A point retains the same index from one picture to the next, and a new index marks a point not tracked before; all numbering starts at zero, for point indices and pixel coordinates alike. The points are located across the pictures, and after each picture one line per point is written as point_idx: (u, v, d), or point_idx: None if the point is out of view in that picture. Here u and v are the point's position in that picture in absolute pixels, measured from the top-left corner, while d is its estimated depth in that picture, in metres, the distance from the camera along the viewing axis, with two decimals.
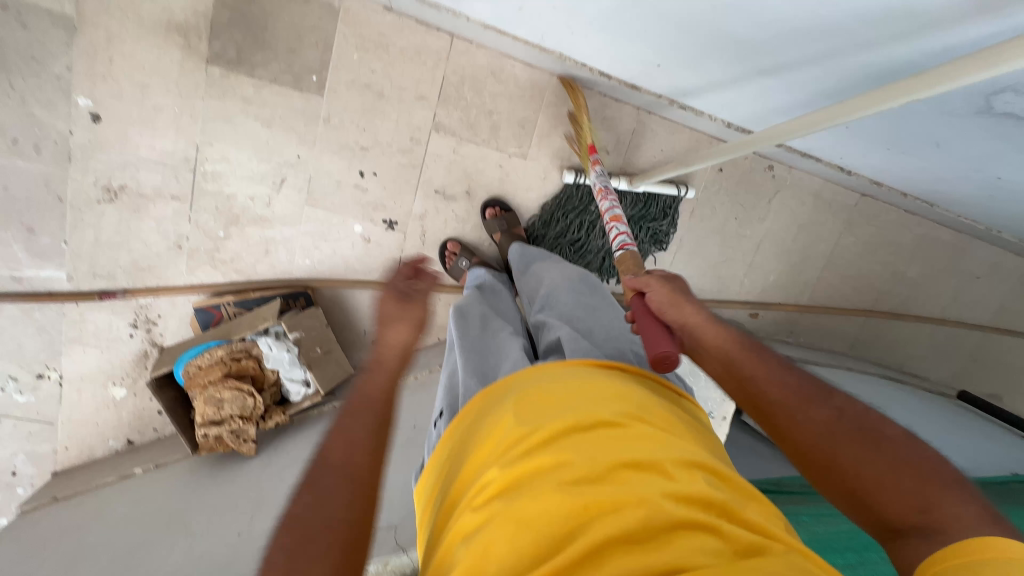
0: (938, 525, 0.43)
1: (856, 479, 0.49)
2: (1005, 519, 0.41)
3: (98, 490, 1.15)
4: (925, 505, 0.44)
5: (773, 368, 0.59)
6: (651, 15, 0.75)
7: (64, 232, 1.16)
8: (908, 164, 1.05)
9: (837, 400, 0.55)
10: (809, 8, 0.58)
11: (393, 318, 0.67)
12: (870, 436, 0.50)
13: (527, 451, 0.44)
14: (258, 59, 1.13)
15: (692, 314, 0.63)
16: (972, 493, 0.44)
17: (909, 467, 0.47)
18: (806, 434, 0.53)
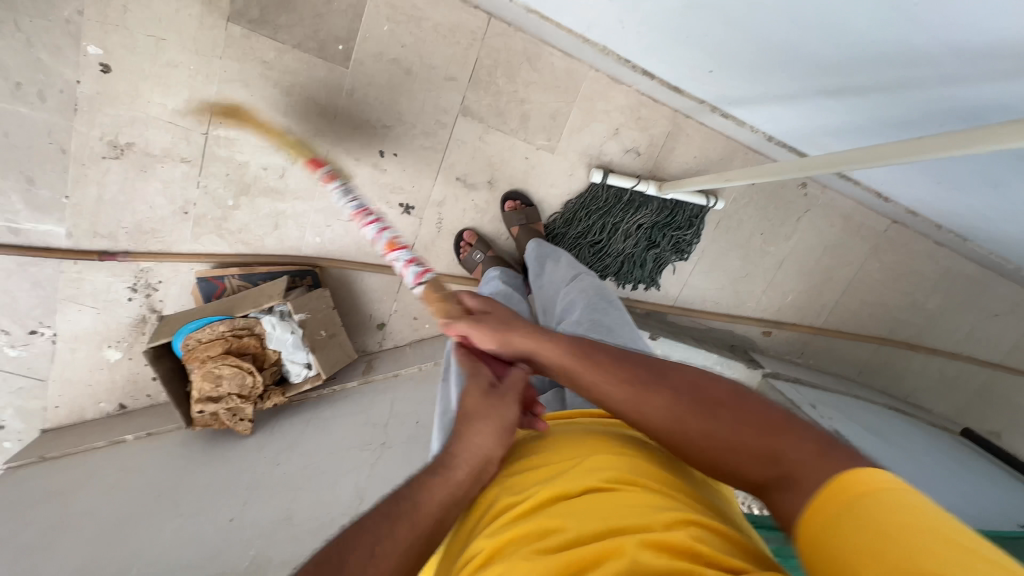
0: (788, 474, 0.41)
1: (711, 451, 0.47)
2: (839, 443, 0.41)
3: (87, 454, 1.12)
4: (771, 455, 0.43)
5: (603, 363, 0.56)
6: (717, 21, 0.69)
7: (66, 186, 1.11)
8: (956, 199, 1.00)
9: (669, 376, 0.52)
10: (903, 33, 0.53)
11: (477, 416, 0.53)
12: (709, 403, 0.48)
13: (512, 518, 0.45)
14: (283, 21, 1.06)
15: (521, 343, 0.61)
16: (803, 422, 0.44)
17: (748, 423, 0.45)
18: (654, 423, 0.51)
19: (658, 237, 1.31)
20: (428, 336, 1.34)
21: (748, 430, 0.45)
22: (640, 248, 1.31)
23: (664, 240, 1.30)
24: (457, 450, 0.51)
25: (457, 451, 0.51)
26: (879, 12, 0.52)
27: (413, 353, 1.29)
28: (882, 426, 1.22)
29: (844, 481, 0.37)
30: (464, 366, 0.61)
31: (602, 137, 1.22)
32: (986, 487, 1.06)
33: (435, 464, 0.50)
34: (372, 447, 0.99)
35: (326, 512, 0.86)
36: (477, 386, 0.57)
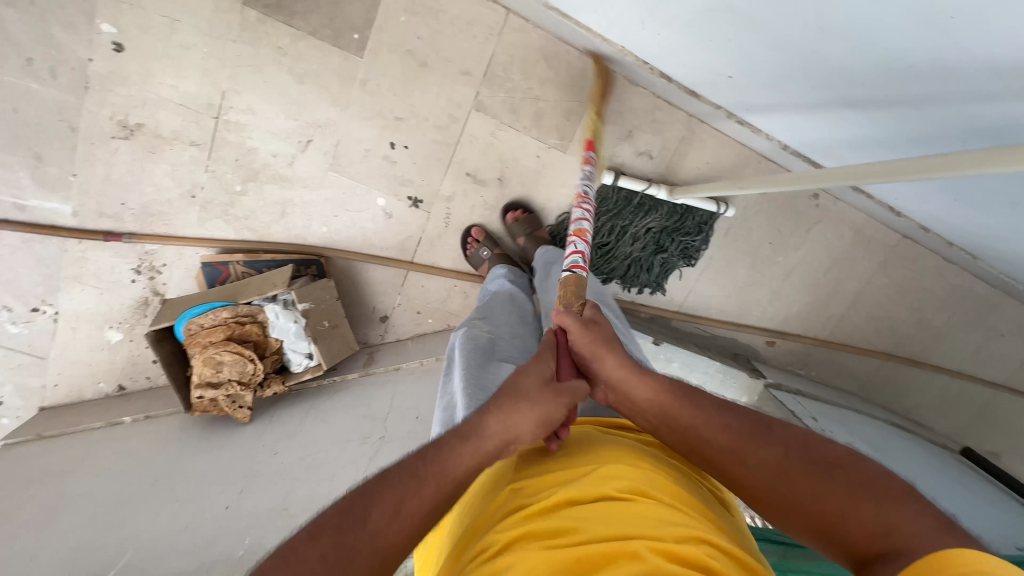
0: (900, 547, 0.39)
1: (812, 510, 0.46)
2: (960, 527, 0.39)
3: (84, 434, 1.12)
4: (885, 528, 0.41)
5: (707, 404, 0.56)
6: (743, 27, 0.68)
7: (73, 164, 1.10)
8: (972, 217, 0.99)
9: (777, 432, 0.52)
10: (936, 47, 0.52)
11: (531, 398, 0.54)
12: (822, 464, 0.48)
13: (526, 517, 0.45)
14: (299, 7, 1.05)
15: (615, 360, 0.62)
16: (924, 502, 0.42)
17: (862, 489, 0.44)
18: (750, 469, 0.50)
19: (666, 241, 1.30)
20: (431, 331, 1.33)
21: (864, 499, 0.44)
22: (647, 252, 1.30)
23: (672, 246, 1.29)
24: (492, 424, 0.52)
25: (491, 424, 0.52)
26: (914, 24, 0.51)
27: (415, 347, 1.28)
28: (884, 442, 1.22)
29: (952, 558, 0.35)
30: (543, 353, 0.63)
31: (615, 139, 1.22)
32: (988, 509, 1.05)
33: (465, 431, 0.51)
34: (371, 441, 0.98)
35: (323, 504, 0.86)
36: (541, 374, 0.58)
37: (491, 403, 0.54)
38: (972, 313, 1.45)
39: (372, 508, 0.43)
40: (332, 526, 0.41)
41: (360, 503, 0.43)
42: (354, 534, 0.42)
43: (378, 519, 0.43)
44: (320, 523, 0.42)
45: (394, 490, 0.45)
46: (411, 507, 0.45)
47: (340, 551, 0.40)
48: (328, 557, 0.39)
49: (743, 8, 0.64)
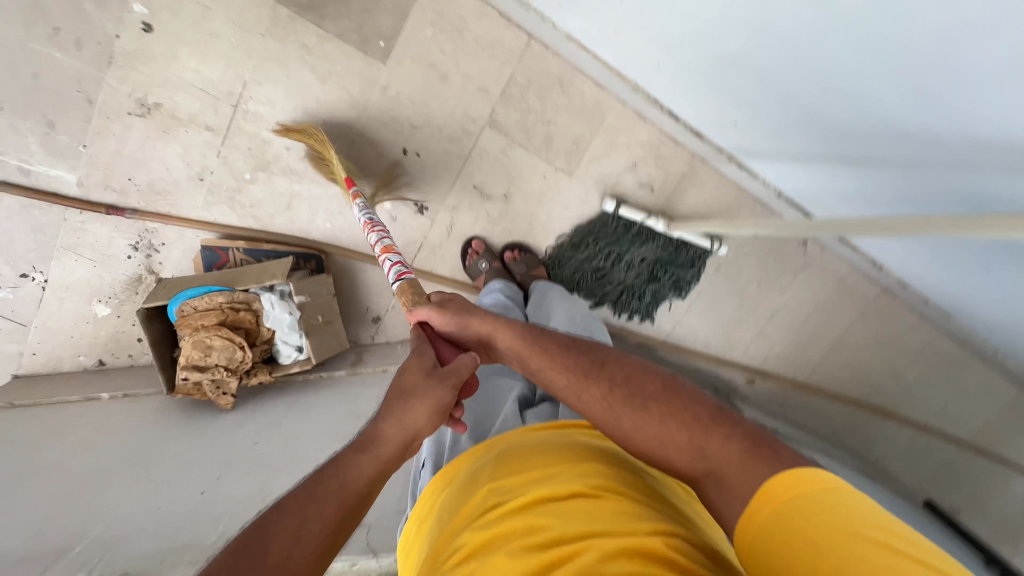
0: (716, 469, 0.46)
1: (644, 444, 0.52)
2: (761, 442, 0.46)
3: (59, 407, 1.11)
4: (699, 452, 0.48)
5: (552, 351, 0.59)
6: (753, 78, 0.73)
7: (85, 135, 1.11)
8: (948, 277, 1.05)
9: (607, 369, 0.57)
10: (931, 119, 0.56)
11: (416, 392, 0.55)
12: (643, 397, 0.53)
13: (498, 515, 0.46)
14: (330, 10, 1.08)
15: (477, 326, 0.63)
16: (728, 419, 0.50)
17: (680, 417, 0.51)
18: (592, 413, 0.55)
19: (660, 272, 1.33)
20: None
21: (676, 426, 0.50)
22: (640, 280, 1.33)
23: (665, 276, 1.33)
24: (386, 429, 0.52)
25: (386, 431, 0.52)
26: (923, 101, 0.54)
27: (403, 351, 1.29)
28: None
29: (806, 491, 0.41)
30: (414, 341, 0.62)
31: (619, 168, 1.26)
32: None
33: (363, 442, 0.51)
34: None
35: None
36: (421, 364, 0.58)
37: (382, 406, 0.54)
38: (942, 370, 1.50)
39: (272, 539, 0.41)
40: (225, 570, 0.38)
41: (254, 540, 0.41)
42: (255, 571, 0.39)
43: (278, 549, 0.41)
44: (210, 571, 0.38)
45: (295, 513, 0.43)
46: (315, 528, 0.43)
47: None
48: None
49: (756, 62, 0.69)
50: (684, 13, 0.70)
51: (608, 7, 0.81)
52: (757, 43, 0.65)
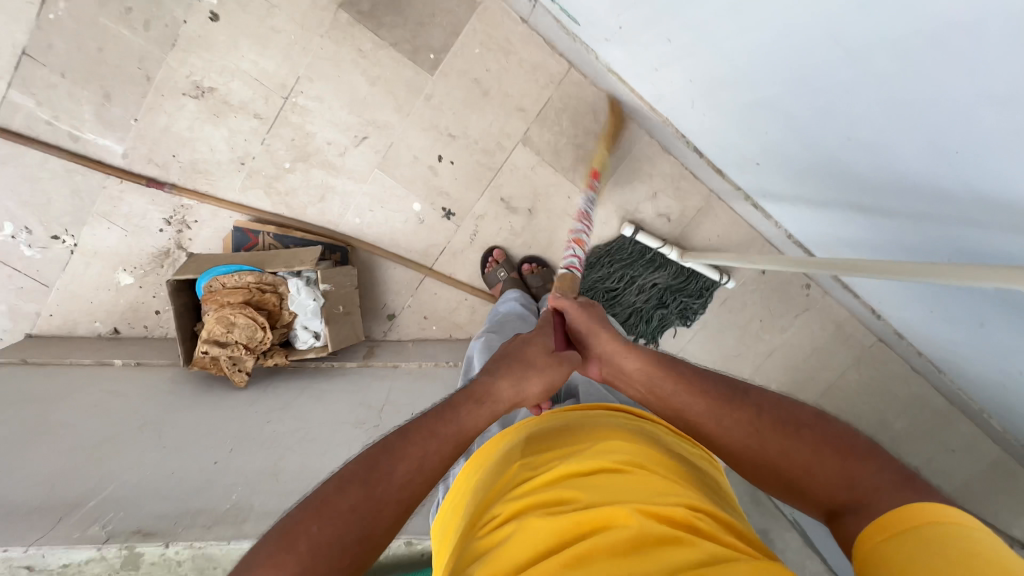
0: (858, 500, 0.44)
1: (786, 468, 0.51)
2: (919, 481, 0.43)
3: (72, 368, 1.12)
4: (848, 481, 0.46)
5: (685, 373, 0.62)
6: (781, 125, 0.79)
7: (138, 110, 1.16)
8: (943, 329, 1.10)
9: (751, 396, 0.57)
10: (940, 175, 0.61)
11: (539, 366, 0.59)
12: (792, 424, 0.52)
13: (531, 489, 0.50)
14: (387, 20, 1.15)
15: (605, 336, 0.68)
16: (890, 458, 0.47)
17: (832, 445, 0.49)
18: (725, 433, 0.56)
19: (668, 299, 1.37)
20: (432, 338, 1.37)
21: (829, 455, 0.49)
22: (650, 305, 1.36)
23: (674, 304, 1.37)
24: (502, 388, 0.56)
25: (502, 389, 0.56)
26: (942, 165, 0.59)
27: (415, 350, 1.32)
28: None
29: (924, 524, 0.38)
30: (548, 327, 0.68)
31: (640, 196, 1.32)
32: None
33: (478, 394, 0.55)
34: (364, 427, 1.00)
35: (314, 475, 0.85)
36: (545, 345, 0.63)
37: (497, 366, 0.58)
38: (929, 424, 1.52)
39: (397, 465, 0.46)
40: (360, 480, 0.44)
41: (383, 460, 0.46)
42: (382, 487, 0.44)
43: (400, 476, 0.46)
44: (347, 476, 0.44)
45: (416, 447, 0.48)
46: (430, 465, 0.48)
47: (369, 503, 0.43)
48: (359, 509, 0.43)
49: (786, 110, 0.74)
50: (719, 58, 0.74)
51: (649, 48, 0.88)
52: (787, 92, 0.70)
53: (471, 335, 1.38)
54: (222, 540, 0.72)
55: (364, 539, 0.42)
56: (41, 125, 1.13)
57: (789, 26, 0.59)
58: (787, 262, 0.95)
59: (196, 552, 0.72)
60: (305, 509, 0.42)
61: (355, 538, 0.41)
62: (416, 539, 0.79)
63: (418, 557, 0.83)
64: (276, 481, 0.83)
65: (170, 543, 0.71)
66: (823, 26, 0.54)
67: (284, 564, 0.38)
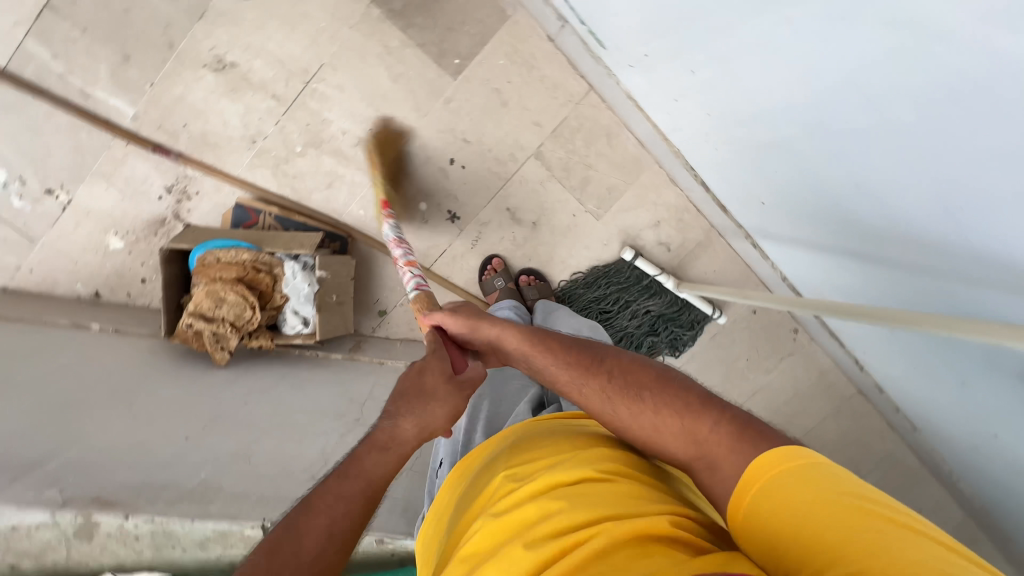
0: (706, 455, 0.51)
1: (640, 433, 0.57)
2: (745, 424, 0.51)
3: (46, 327, 1.08)
4: (690, 437, 0.53)
5: (557, 351, 0.64)
6: (791, 166, 0.81)
7: (155, 75, 1.15)
8: (924, 388, 1.11)
9: (607, 364, 0.62)
10: (944, 230, 0.62)
11: (436, 396, 0.60)
12: (637, 388, 0.58)
13: (513, 499, 0.50)
14: (417, 21, 1.17)
15: (486, 330, 0.67)
16: (718, 404, 0.54)
17: (673, 403, 0.55)
18: (588, 404, 0.61)
19: (660, 327, 1.38)
20: (421, 339, 1.36)
21: (671, 415, 0.55)
22: (641, 331, 1.36)
23: (665, 332, 1.37)
24: (404, 428, 0.58)
25: (404, 429, 0.58)
26: (944, 220, 0.61)
27: (402, 350, 1.30)
28: None
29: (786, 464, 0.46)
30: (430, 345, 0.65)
31: (643, 223, 1.34)
32: None
33: (383, 441, 0.57)
34: (344, 419, 0.97)
35: (288, 463, 0.82)
36: (444, 368, 0.62)
37: (396, 405, 0.59)
38: (902, 483, 1.54)
39: (303, 538, 0.48)
40: (262, 567, 0.46)
41: (286, 539, 0.48)
42: (286, 568, 0.47)
43: (308, 548, 0.48)
44: (253, 565, 0.46)
45: (322, 515, 0.51)
46: (341, 526, 0.51)
47: None
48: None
49: (797, 150, 0.76)
50: (739, 94, 0.77)
51: (672, 77, 0.90)
52: (803, 134, 0.72)
53: None
54: (185, 518, 0.68)
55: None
56: (53, 78, 1.12)
57: (811, 71, 0.61)
58: (775, 301, 0.99)
59: (156, 528, 0.68)
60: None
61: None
62: (388, 538, 0.76)
63: (387, 556, 0.81)
64: (248, 463, 0.80)
65: (130, 515, 0.67)
66: (843, 71, 0.57)
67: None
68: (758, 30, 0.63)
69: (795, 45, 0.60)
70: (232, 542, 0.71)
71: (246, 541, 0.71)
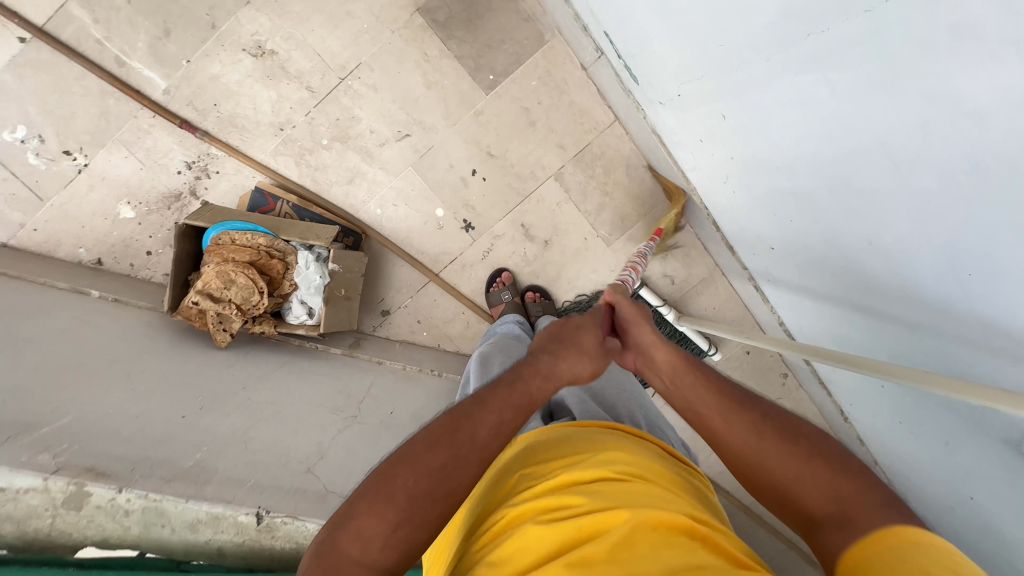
0: (844, 512, 0.46)
1: (779, 473, 0.53)
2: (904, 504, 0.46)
3: (45, 288, 1.06)
4: (835, 494, 0.49)
5: (710, 375, 0.64)
6: (807, 216, 0.85)
7: (193, 52, 1.16)
8: (904, 449, 1.13)
9: (763, 405, 0.59)
10: (951, 296, 0.64)
11: (584, 349, 0.65)
12: (794, 433, 0.55)
13: (535, 495, 0.53)
14: (458, 34, 1.20)
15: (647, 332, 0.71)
16: (879, 480, 0.49)
17: (826, 456, 0.52)
18: (725, 427, 0.59)
19: None
20: (420, 343, 1.35)
21: (823, 467, 0.51)
22: None
23: None
24: (552, 364, 0.62)
25: (553, 362, 0.62)
26: (956, 290, 0.63)
27: (402, 352, 1.29)
28: None
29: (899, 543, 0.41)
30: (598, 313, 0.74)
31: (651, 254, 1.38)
32: None
33: (545, 370, 0.61)
34: (341, 414, 0.96)
35: (286, 452, 0.80)
36: (598, 330, 0.69)
37: (555, 347, 0.64)
38: None
39: (479, 428, 0.52)
40: (445, 441, 0.51)
41: (463, 424, 0.52)
42: (465, 448, 0.51)
43: (482, 437, 0.52)
44: (434, 438, 0.51)
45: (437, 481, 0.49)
46: (507, 428, 0.54)
47: (455, 461, 0.50)
48: (447, 465, 0.50)
49: (816, 202, 0.80)
50: (769, 142, 0.80)
51: (702, 119, 0.94)
52: (826, 188, 0.75)
53: (459, 349, 1.36)
54: (179, 498, 0.67)
55: (451, 492, 0.49)
56: (90, 42, 1.13)
57: (845, 129, 0.64)
58: (771, 341, 1.01)
59: (149, 504, 0.67)
60: (397, 465, 0.49)
61: (442, 492, 0.49)
62: None
63: None
64: (244, 449, 0.78)
65: (124, 489, 0.65)
66: (875, 134, 0.60)
67: (384, 513, 0.46)
68: (795, 86, 0.67)
69: (834, 105, 0.62)
70: (225, 527, 0.69)
71: (237, 527, 0.69)
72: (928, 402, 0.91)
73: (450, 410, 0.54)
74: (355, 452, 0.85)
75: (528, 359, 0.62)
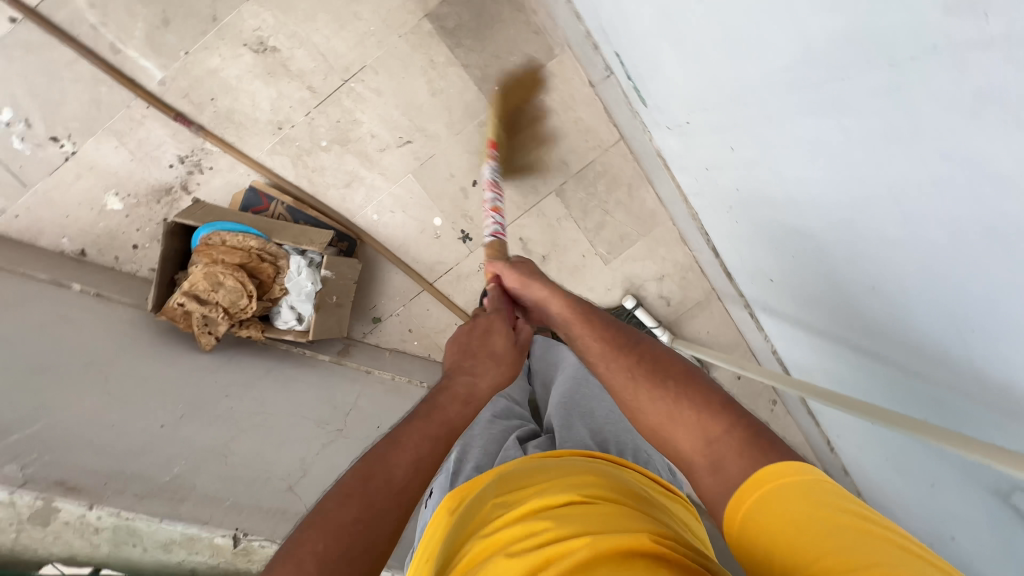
0: (715, 458, 0.50)
1: (654, 422, 0.56)
2: (759, 434, 0.49)
3: (24, 280, 1.02)
4: (704, 436, 0.52)
5: (595, 324, 0.66)
6: (809, 254, 0.84)
7: (192, 44, 1.12)
8: (888, 487, 1.13)
9: (640, 348, 0.63)
10: (951, 352, 0.64)
11: (479, 353, 0.63)
12: (664, 377, 0.58)
13: (504, 524, 0.52)
14: (466, 43, 1.18)
15: (536, 291, 0.70)
16: (739, 409, 0.53)
17: (694, 398, 0.55)
18: (611, 380, 0.62)
19: None
20: (410, 353, 1.33)
21: (689, 408, 0.54)
22: None
23: None
24: (457, 379, 0.61)
25: (458, 376, 0.61)
26: (957, 346, 0.62)
27: (391, 361, 1.27)
28: None
29: (757, 477, 0.46)
30: (491, 296, 0.72)
31: (648, 274, 1.37)
32: None
33: (465, 395, 0.60)
34: (326, 428, 0.93)
35: (266, 468, 0.78)
36: (502, 324, 0.67)
37: (469, 364, 0.62)
38: None
39: None
40: (358, 492, 0.49)
41: (378, 469, 0.51)
42: (377, 495, 0.49)
43: (398, 478, 0.51)
44: (344, 490, 0.49)
45: None
46: (427, 463, 0.53)
47: (370, 511, 0.48)
48: (362, 519, 0.48)
49: (820, 242, 0.79)
50: (776, 178, 0.79)
51: (709, 148, 0.93)
52: (831, 229, 0.74)
53: None
54: (153, 517, 0.64)
55: (370, 547, 0.47)
56: (84, 27, 1.09)
57: (856, 177, 0.63)
58: (766, 373, 1.00)
59: (120, 523, 0.64)
60: (306, 530, 0.47)
61: (358, 547, 0.46)
62: None
63: None
64: (224, 464, 0.76)
65: (94, 506, 0.63)
66: (886, 185, 0.58)
67: None
68: (807, 130, 0.66)
69: (847, 151, 0.61)
70: (199, 549, 0.67)
71: (212, 549, 0.67)
72: (916, 445, 0.91)
73: (362, 457, 0.52)
74: (339, 470, 0.83)
75: (443, 383, 0.61)
